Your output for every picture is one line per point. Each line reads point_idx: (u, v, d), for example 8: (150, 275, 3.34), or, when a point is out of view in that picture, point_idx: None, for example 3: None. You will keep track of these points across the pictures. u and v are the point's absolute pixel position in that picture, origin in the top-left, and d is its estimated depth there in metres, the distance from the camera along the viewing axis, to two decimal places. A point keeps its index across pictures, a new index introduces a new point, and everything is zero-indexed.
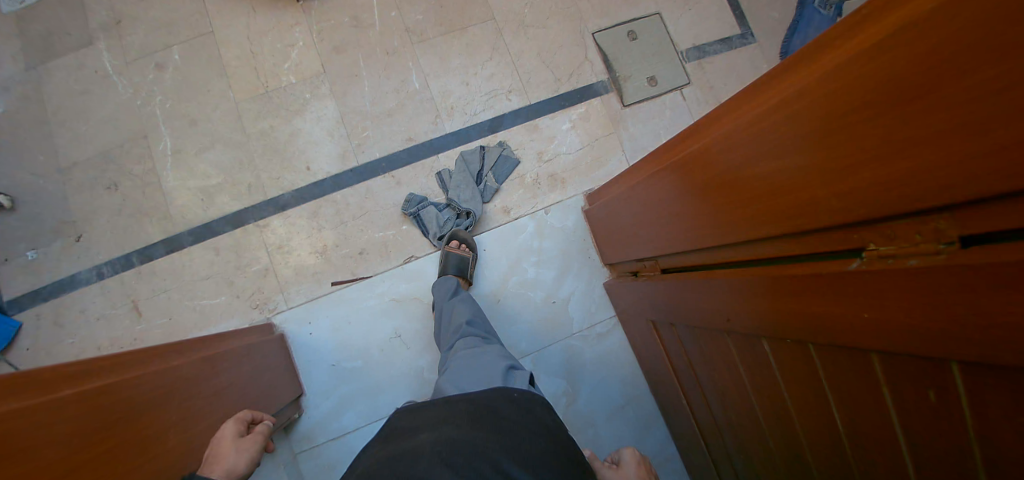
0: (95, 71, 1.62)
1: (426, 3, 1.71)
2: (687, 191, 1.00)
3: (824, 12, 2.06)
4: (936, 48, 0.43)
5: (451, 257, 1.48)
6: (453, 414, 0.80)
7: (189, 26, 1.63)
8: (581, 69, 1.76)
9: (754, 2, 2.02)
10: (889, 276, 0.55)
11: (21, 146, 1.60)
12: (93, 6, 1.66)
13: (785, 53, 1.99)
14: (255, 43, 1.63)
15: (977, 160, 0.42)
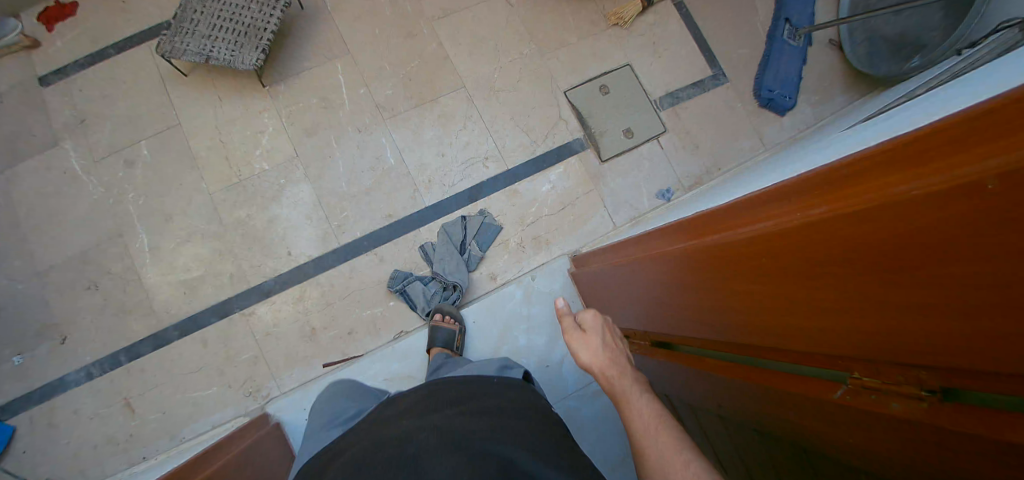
0: (65, 173, 1.61)
1: (394, 76, 1.71)
2: (674, 287, 0.95)
3: (796, 41, 2.10)
4: (908, 232, 0.37)
5: (439, 331, 1.45)
6: (436, 397, 0.90)
7: (156, 119, 1.63)
8: (556, 128, 1.76)
9: (722, 40, 2.03)
10: (880, 419, 0.48)
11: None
12: (57, 104, 1.64)
13: (759, 89, 2.00)
14: (224, 132, 1.63)
15: (973, 341, 0.36)
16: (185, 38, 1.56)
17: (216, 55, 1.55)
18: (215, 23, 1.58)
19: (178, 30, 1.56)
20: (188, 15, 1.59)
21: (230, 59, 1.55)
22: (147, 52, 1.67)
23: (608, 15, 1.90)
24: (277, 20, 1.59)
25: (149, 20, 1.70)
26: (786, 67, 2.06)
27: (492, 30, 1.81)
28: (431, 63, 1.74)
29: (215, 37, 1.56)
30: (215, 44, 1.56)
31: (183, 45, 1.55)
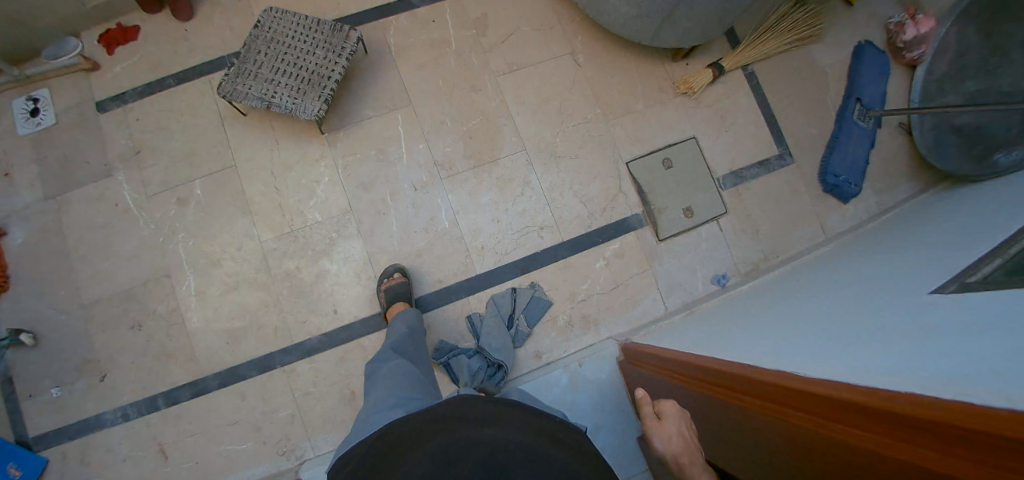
0: (116, 204, 1.56)
1: (455, 133, 1.66)
2: (734, 430, 0.92)
3: (865, 123, 2.00)
4: None
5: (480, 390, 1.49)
6: (509, 409, 0.82)
7: (213, 156, 1.58)
8: (615, 201, 1.70)
9: (789, 118, 1.96)
10: None
11: (43, 280, 1.56)
12: (112, 132, 1.60)
13: (824, 171, 1.93)
14: (278, 177, 1.58)
15: None
16: (248, 81, 1.49)
17: (278, 100, 1.48)
18: (278, 67, 1.51)
19: (240, 71, 1.50)
20: (252, 55, 1.52)
21: (293, 106, 1.48)
22: (207, 86, 1.62)
23: (677, 81, 1.81)
24: (342, 67, 1.52)
25: (210, 53, 1.65)
26: (853, 149, 1.98)
27: (557, 89, 1.74)
28: (493, 122, 1.68)
29: (277, 81, 1.50)
30: (278, 89, 1.49)
31: (245, 88, 1.48)
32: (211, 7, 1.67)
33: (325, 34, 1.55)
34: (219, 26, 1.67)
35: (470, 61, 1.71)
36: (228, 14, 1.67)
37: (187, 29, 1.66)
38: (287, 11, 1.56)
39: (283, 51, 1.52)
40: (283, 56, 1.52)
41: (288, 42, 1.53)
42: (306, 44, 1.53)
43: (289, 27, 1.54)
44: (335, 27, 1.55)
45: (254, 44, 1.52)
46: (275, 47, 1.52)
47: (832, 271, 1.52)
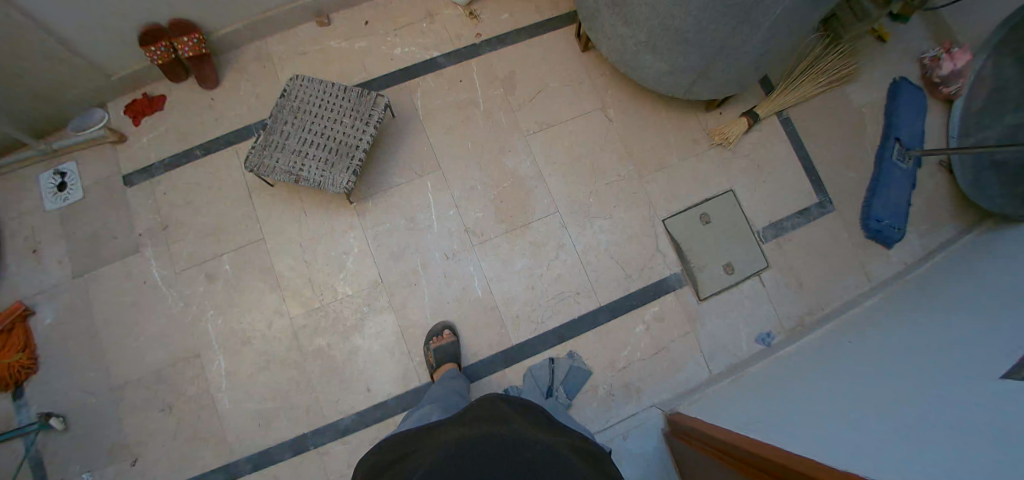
0: (144, 282, 1.53)
1: (486, 198, 1.61)
2: None
3: (906, 164, 1.92)
4: None
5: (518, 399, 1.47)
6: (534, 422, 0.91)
7: (240, 231, 1.54)
8: (652, 262, 1.64)
9: (830, 162, 1.88)
10: None
11: (73, 360, 1.53)
12: (139, 208, 1.57)
13: (867, 217, 1.83)
14: (308, 250, 1.53)
15: None
16: (274, 153, 1.43)
17: (306, 173, 1.42)
18: (305, 137, 1.45)
19: (267, 143, 1.45)
20: (278, 125, 1.47)
21: (321, 178, 1.42)
22: (234, 156, 1.58)
23: (713, 132, 1.76)
24: (371, 136, 1.46)
25: (237, 121, 1.61)
26: (896, 192, 1.89)
27: (589, 147, 1.70)
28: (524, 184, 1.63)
29: (305, 153, 1.44)
30: (306, 160, 1.43)
31: (272, 160, 1.43)
32: (237, 74, 1.64)
33: (352, 102, 1.49)
34: (245, 93, 1.64)
35: (500, 121, 1.68)
36: (254, 82, 1.64)
37: (213, 97, 1.62)
38: (312, 78, 1.51)
39: (310, 120, 1.47)
40: (310, 125, 1.46)
41: (314, 110, 1.48)
42: (333, 112, 1.48)
43: (315, 95, 1.49)
44: (362, 94, 1.50)
45: (280, 114, 1.47)
46: (301, 116, 1.47)
47: (879, 331, 1.44)
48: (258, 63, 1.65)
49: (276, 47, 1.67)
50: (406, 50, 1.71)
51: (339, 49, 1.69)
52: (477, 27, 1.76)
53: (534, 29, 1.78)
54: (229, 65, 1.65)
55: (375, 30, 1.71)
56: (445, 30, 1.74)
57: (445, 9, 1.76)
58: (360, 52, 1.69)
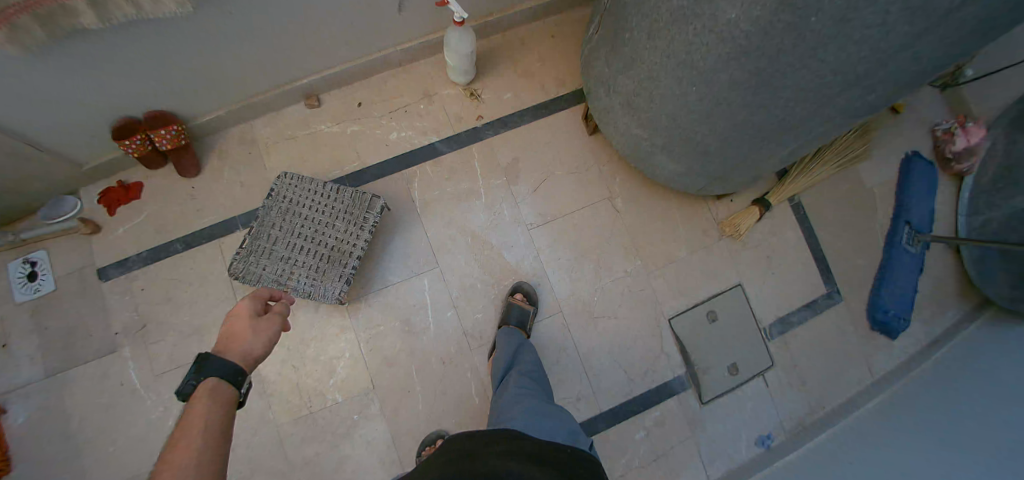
0: (122, 384, 1.40)
1: (487, 297, 1.56)
2: None
3: (915, 247, 1.81)
4: None
5: (517, 309, 1.51)
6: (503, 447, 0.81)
7: (221, 335, 1.44)
8: (655, 364, 1.59)
9: (841, 247, 1.82)
10: None
11: (41, 464, 1.34)
12: (116, 304, 1.45)
13: (874, 305, 1.77)
14: (296, 356, 1.45)
15: None
16: (261, 260, 1.33)
17: (296, 283, 1.32)
18: (296, 243, 1.36)
19: (252, 249, 1.34)
20: (266, 228, 1.36)
21: (312, 289, 1.32)
22: (217, 250, 1.50)
23: (722, 223, 1.69)
24: (366, 242, 1.37)
25: (220, 211, 1.53)
26: (904, 279, 1.79)
27: (593, 240, 1.64)
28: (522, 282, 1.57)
29: (294, 260, 1.34)
30: (295, 269, 1.33)
31: (257, 269, 1.32)
32: (221, 159, 1.56)
33: (346, 203, 1.39)
34: (230, 182, 1.55)
35: (502, 215, 1.62)
36: (238, 169, 1.56)
37: (194, 186, 1.54)
38: (302, 175, 1.41)
39: (300, 224, 1.37)
40: (301, 230, 1.37)
41: (305, 213, 1.38)
42: (325, 215, 1.38)
43: (306, 195, 1.39)
44: (357, 195, 1.39)
45: (268, 215, 1.37)
46: (291, 219, 1.37)
47: (904, 443, 1.34)
48: (244, 147, 1.58)
49: (263, 130, 1.59)
50: (402, 134, 1.65)
51: (328, 133, 1.62)
52: (479, 109, 1.69)
53: (539, 111, 1.70)
54: (213, 149, 1.56)
55: (369, 113, 1.65)
56: (441, 112, 1.67)
57: (444, 89, 1.68)
58: (352, 136, 1.63)
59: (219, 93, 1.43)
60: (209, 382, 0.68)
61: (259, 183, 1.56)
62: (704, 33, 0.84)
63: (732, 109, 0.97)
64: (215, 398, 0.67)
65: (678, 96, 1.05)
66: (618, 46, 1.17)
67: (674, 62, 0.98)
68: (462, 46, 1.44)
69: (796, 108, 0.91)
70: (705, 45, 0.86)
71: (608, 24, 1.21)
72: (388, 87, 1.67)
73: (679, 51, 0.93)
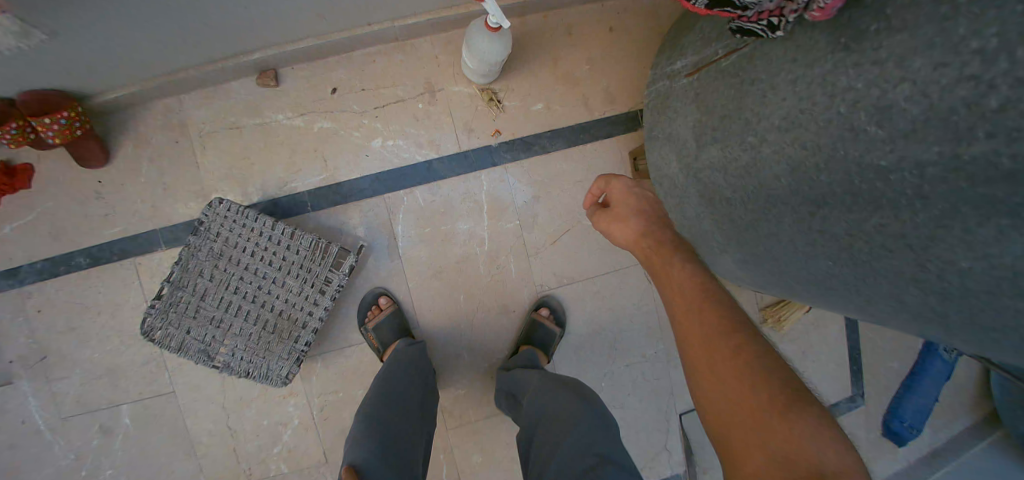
0: (22, 422, 1.15)
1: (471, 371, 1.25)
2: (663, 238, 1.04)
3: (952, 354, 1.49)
4: None
5: (541, 329, 1.22)
6: None
7: (138, 380, 1.17)
8: (657, 461, 1.36)
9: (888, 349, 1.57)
10: None
11: None
12: (7, 325, 1.15)
13: (891, 416, 1.53)
14: (233, 416, 1.17)
15: None
16: (182, 319, 1.03)
17: (228, 356, 1.04)
18: (231, 302, 1.04)
19: (171, 303, 1.03)
20: (191, 275, 1.04)
21: (250, 367, 1.04)
22: (132, 272, 1.17)
23: (766, 310, 1.45)
24: (325, 312, 1.07)
25: (136, 220, 1.17)
26: (927, 388, 1.50)
27: (613, 314, 1.32)
28: (552, 298, 1.27)
29: (228, 325, 1.04)
30: (228, 338, 1.04)
31: (179, 332, 1.03)
32: (138, 147, 1.16)
33: (300, 257, 1.05)
34: (148, 180, 1.16)
35: (505, 267, 1.26)
36: (161, 163, 1.16)
37: (101, 179, 1.15)
38: (241, 207, 1.04)
39: (239, 276, 1.05)
40: (238, 284, 1.05)
41: (246, 262, 1.04)
42: (272, 268, 1.05)
43: (247, 238, 1.04)
44: (316, 248, 1.05)
45: (194, 259, 1.04)
46: (226, 267, 1.04)
47: None
48: (169, 133, 1.16)
49: (195, 113, 1.16)
50: (389, 143, 1.22)
51: (287, 127, 1.19)
52: (494, 121, 1.24)
53: (575, 134, 1.26)
54: (130, 132, 1.15)
55: (346, 106, 1.20)
56: (445, 117, 1.23)
57: (453, 85, 1.22)
58: (319, 137, 1.20)
59: (133, 69, 1.00)
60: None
61: (190, 188, 1.18)
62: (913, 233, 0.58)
63: (865, 300, 0.70)
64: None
65: (800, 246, 0.75)
66: (720, 135, 0.83)
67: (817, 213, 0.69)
68: (494, 56, 1.06)
69: (974, 346, 0.62)
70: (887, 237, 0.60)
71: (712, 95, 0.86)
72: (376, 69, 1.20)
73: (834, 218, 0.66)
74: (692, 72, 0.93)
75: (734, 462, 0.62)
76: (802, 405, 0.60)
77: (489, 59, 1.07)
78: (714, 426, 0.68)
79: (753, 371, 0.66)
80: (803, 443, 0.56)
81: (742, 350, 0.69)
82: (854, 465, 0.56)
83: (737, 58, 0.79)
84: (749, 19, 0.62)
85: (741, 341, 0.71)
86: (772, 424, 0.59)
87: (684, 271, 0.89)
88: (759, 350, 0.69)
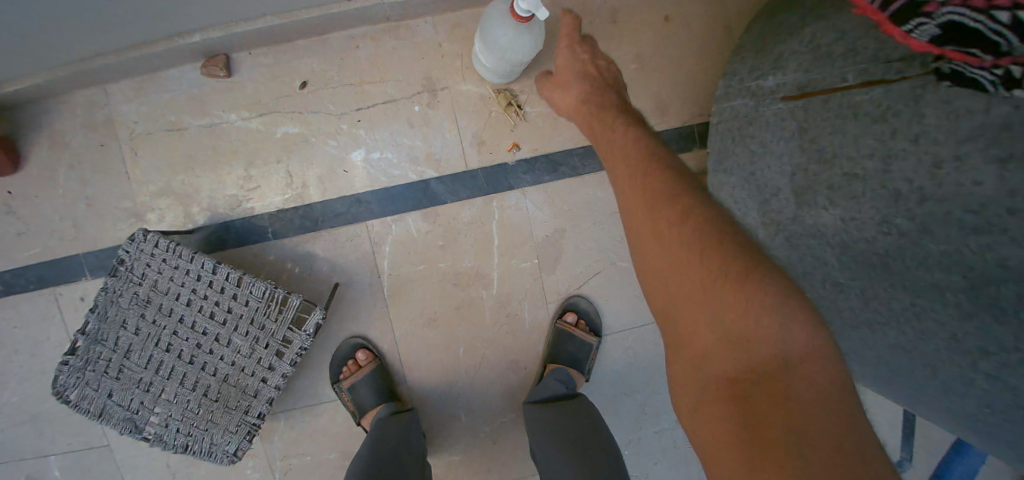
0: None
1: (468, 442, 0.97)
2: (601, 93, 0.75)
3: None
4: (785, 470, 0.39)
5: (569, 341, 0.93)
6: None
7: (65, 433, 0.98)
8: None
9: None
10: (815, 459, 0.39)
11: None
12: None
13: None
14: (179, 477, 0.98)
15: None
16: (103, 380, 0.82)
17: (159, 429, 0.82)
18: (163, 361, 0.82)
19: (88, 360, 0.82)
20: (113, 326, 0.82)
21: (189, 442, 0.82)
22: (52, 305, 0.96)
23: None
24: (283, 378, 0.83)
25: (58, 242, 0.95)
26: None
27: None
28: (581, 299, 0.96)
29: (158, 390, 0.82)
30: (158, 407, 0.82)
31: (98, 395, 0.82)
32: (55, 151, 0.94)
33: (250, 309, 0.81)
34: (69, 193, 0.94)
35: (519, 314, 0.97)
36: (83, 170, 0.94)
37: (10, 190, 0.94)
38: (172, 242, 0.82)
39: (172, 329, 0.82)
40: (171, 340, 0.82)
41: (180, 312, 0.82)
42: (214, 322, 0.81)
43: (182, 281, 0.82)
44: (270, 300, 0.81)
45: (115, 305, 0.82)
46: (156, 318, 0.82)
47: None
48: (92, 134, 0.93)
49: (125, 109, 0.92)
50: (375, 155, 0.95)
51: (241, 131, 0.93)
52: (512, 131, 0.96)
53: None
54: (45, 131, 0.93)
55: (318, 104, 0.93)
56: (449, 123, 0.95)
57: (459, 82, 0.95)
58: (284, 145, 0.94)
59: (22, 61, 0.77)
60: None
61: (121, 205, 0.94)
62: None
63: None
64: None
65: (969, 389, 0.50)
66: (840, 202, 0.58)
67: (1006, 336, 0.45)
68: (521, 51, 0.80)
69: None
70: None
71: (833, 141, 0.59)
72: (359, 58, 0.93)
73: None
74: (798, 97, 0.65)
75: (678, 349, 0.50)
76: (762, 282, 0.46)
77: (511, 58, 0.81)
78: (653, 304, 0.55)
79: (700, 242, 0.49)
80: (763, 325, 0.44)
81: (692, 218, 0.50)
82: (824, 336, 0.45)
83: (881, 97, 0.53)
84: (976, 63, 0.37)
85: (683, 208, 0.51)
86: (724, 307, 0.46)
87: (624, 139, 0.64)
88: (710, 217, 0.51)
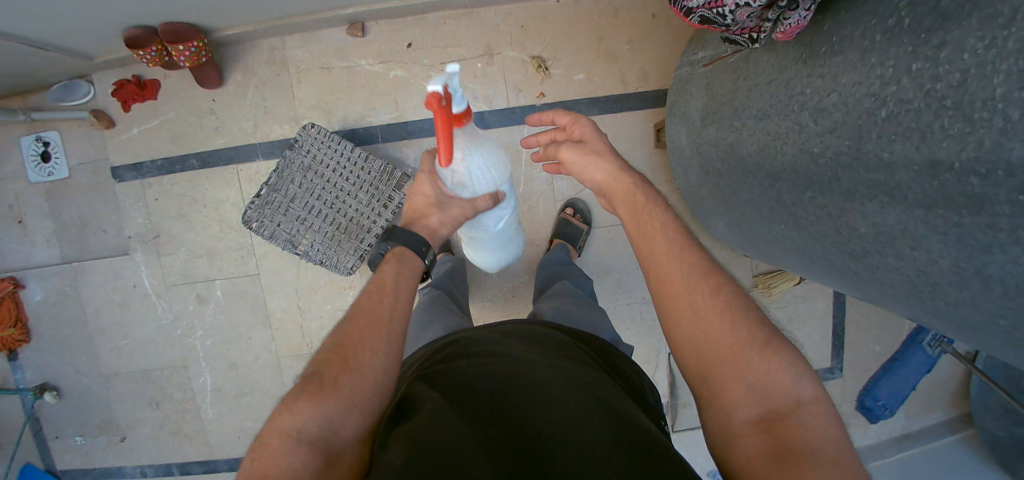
0: (134, 285, 1.42)
1: (499, 289, 1.48)
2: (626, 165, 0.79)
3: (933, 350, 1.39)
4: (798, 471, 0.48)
5: (569, 226, 1.41)
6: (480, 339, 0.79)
7: (231, 261, 1.41)
8: None
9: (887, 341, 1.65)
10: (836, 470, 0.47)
11: (62, 338, 1.43)
12: (128, 209, 1.41)
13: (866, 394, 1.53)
14: (303, 299, 1.42)
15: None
16: (275, 215, 1.29)
17: (308, 247, 1.31)
18: (314, 205, 1.30)
19: (267, 200, 1.28)
20: (285, 181, 1.29)
21: (324, 258, 1.31)
22: (234, 176, 1.41)
23: (758, 278, 1.60)
24: (387, 222, 1.32)
25: (241, 135, 1.42)
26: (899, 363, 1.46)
27: (626, 259, 1.48)
28: (579, 201, 1.45)
29: (310, 223, 1.30)
30: (310, 233, 1.31)
31: (272, 223, 1.29)
32: (247, 75, 1.41)
33: (371, 177, 1.30)
34: (253, 104, 1.42)
35: (534, 206, 1.46)
36: (263, 90, 1.42)
37: (214, 97, 1.40)
38: (328, 131, 1.28)
39: (322, 185, 1.30)
40: (321, 192, 1.30)
41: (328, 176, 1.29)
42: (348, 183, 1.30)
43: (330, 156, 1.29)
44: (385, 172, 1.30)
45: (288, 168, 1.28)
46: (312, 178, 1.29)
47: None
48: (272, 67, 1.42)
49: (296, 52, 1.42)
50: None
51: (368, 72, 1.43)
52: (542, 84, 1.45)
53: (609, 103, 1.47)
54: (239, 64, 1.41)
55: (418, 59, 1.43)
56: (503, 75, 1.44)
57: (509, 49, 1.43)
58: (394, 83, 1.44)
59: (252, 15, 1.26)
60: (395, 250, 0.78)
61: (286, 113, 1.43)
62: (830, 211, 0.73)
63: (812, 248, 0.85)
64: (404, 263, 0.76)
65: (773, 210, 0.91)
66: (719, 117, 1.02)
67: (776, 179, 0.85)
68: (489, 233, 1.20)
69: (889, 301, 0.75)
70: (820, 209, 0.75)
71: (720, 80, 1.03)
72: (446, 30, 1.42)
73: (784, 193, 0.84)
74: (708, 63, 1.09)
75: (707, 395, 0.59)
76: (780, 345, 0.57)
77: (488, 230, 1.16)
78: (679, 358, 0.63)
79: (717, 303, 0.60)
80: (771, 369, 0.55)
81: (720, 285, 0.62)
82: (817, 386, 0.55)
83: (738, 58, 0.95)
84: (731, 32, 0.79)
85: (709, 277, 0.63)
86: (751, 364, 0.56)
87: (659, 218, 0.70)
88: (731, 288, 0.62)
